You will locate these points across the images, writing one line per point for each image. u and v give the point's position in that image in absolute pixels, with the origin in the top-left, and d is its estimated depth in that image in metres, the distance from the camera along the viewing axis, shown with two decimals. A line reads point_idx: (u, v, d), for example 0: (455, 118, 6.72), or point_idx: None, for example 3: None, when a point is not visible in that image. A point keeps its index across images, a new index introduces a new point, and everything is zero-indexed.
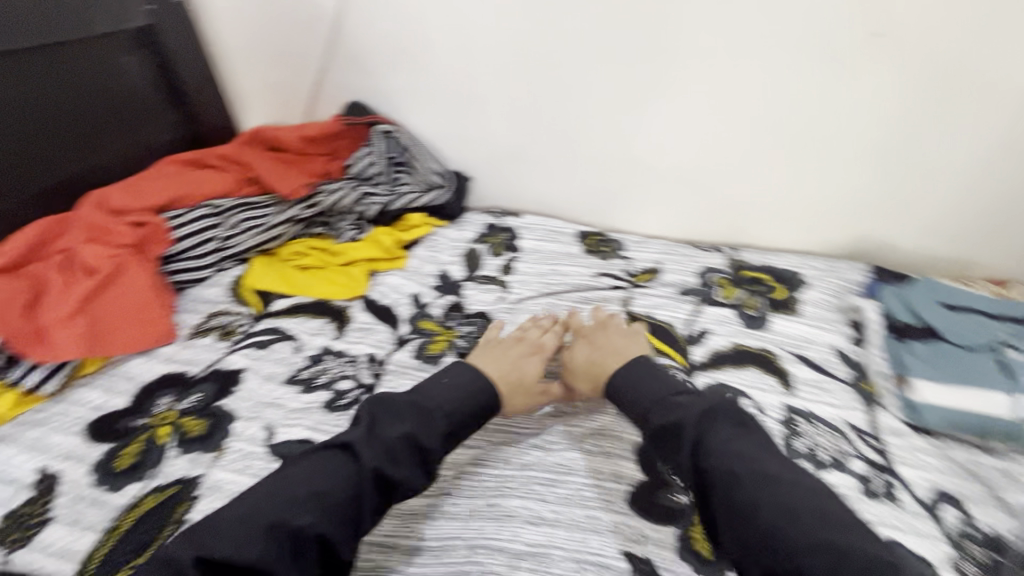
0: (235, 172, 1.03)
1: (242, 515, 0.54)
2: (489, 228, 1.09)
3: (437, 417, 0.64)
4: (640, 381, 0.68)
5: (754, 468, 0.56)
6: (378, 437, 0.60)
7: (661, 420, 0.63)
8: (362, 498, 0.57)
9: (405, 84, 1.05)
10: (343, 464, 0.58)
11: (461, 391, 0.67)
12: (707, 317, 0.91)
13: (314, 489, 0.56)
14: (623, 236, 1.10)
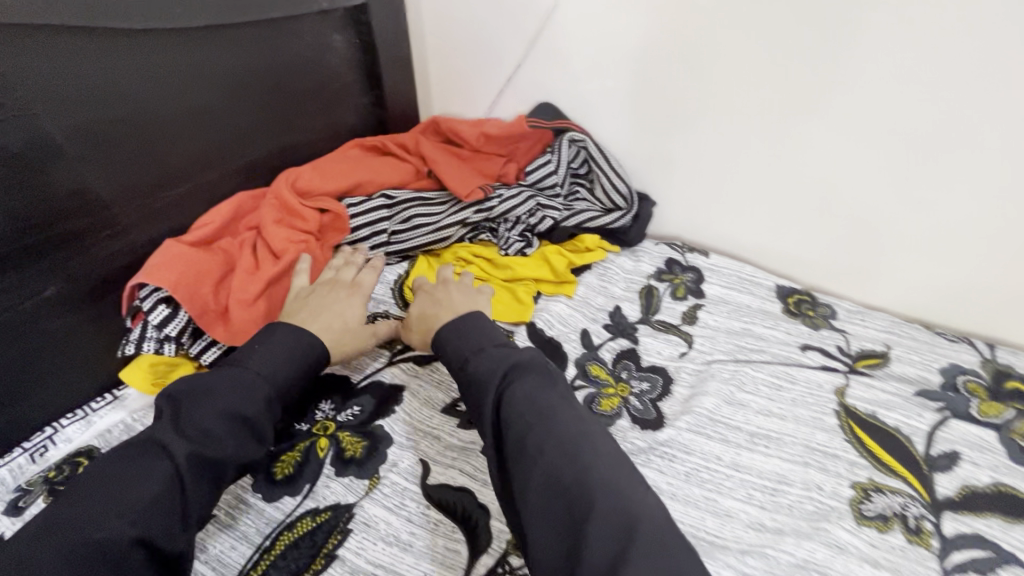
0: (413, 163, 0.99)
1: (79, 528, 0.45)
2: (670, 264, 0.95)
3: (255, 389, 0.57)
4: (458, 330, 0.63)
5: (531, 417, 0.52)
6: (188, 421, 0.52)
7: (473, 364, 0.59)
8: (183, 500, 0.50)
9: (604, 89, 0.93)
10: (155, 460, 0.50)
11: (287, 357, 0.62)
12: (958, 436, 0.70)
13: (124, 489, 0.48)
14: (834, 301, 0.90)
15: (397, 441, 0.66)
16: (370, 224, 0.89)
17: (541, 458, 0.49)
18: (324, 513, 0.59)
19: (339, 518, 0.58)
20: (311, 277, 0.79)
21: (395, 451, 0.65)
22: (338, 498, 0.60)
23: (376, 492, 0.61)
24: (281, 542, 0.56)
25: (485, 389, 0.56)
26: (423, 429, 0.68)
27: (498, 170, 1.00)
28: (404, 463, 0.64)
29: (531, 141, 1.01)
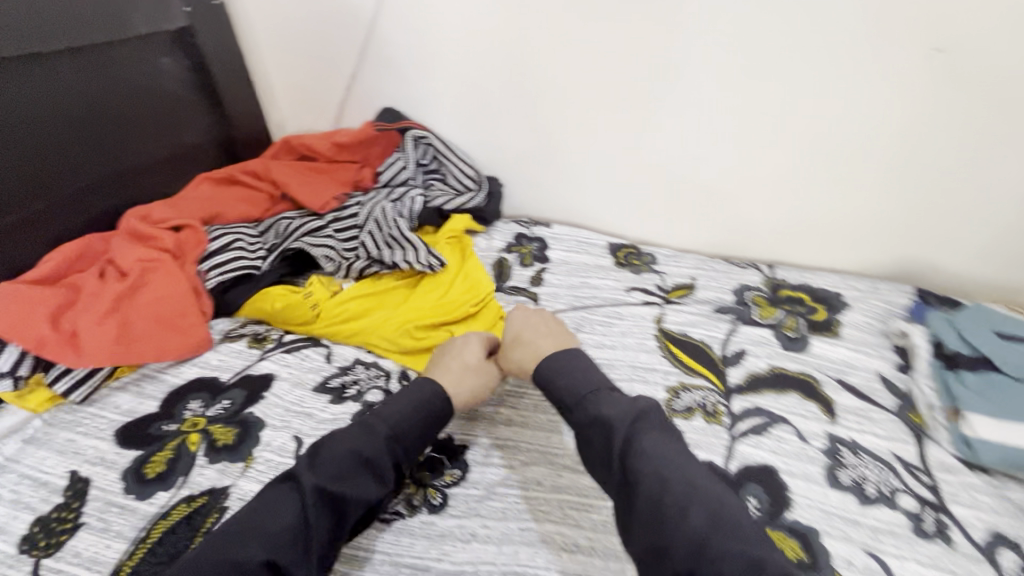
0: (266, 189, 1.03)
1: (230, 549, 0.51)
2: (519, 238, 1.07)
3: (379, 431, 0.61)
4: (572, 371, 0.65)
5: (663, 471, 0.53)
6: (322, 459, 0.58)
7: (591, 416, 0.60)
8: (311, 532, 0.54)
9: (435, 88, 1.02)
10: (290, 493, 0.56)
11: (405, 404, 0.65)
12: (745, 338, 0.88)
13: (264, 517, 0.54)
14: (655, 250, 1.07)
15: (270, 423, 0.71)
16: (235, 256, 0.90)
17: (678, 515, 0.50)
18: (200, 497, 0.63)
19: (215, 499, 0.63)
20: (161, 298, 0.81)
21: (268, 433, 0.70)
22: (213, 483, 0.64)
23: (250, 471, 0.66)
24: (157, 530, 0.59)
25: (605, 435, 0.58)
26: (295, 410, 0.73)
27: (354, 176, 1.06)
28: (277, 441, 0.69)
29: (382, 145, 1.08)
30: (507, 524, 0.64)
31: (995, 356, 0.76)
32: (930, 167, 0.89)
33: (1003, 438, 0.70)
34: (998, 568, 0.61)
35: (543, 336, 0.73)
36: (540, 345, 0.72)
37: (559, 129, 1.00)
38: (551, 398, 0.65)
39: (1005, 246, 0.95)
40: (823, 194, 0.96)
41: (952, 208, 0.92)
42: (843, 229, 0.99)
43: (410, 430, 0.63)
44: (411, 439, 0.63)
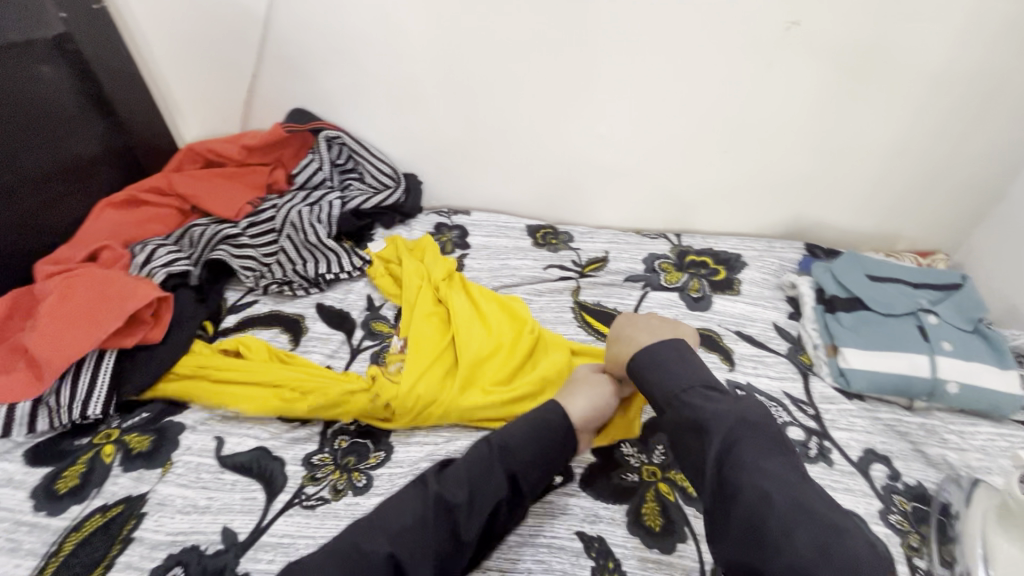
0: (172, 203, 1.00)
1: (358, 537, 0.53)
2: (439, 227, 1.09)
3: (547, 441, 0.61)
4: (665, 370, 0.60)
5: (766, 485, 0.50)
6: (465, 465, 0.58)
7: (687, 418, 0.56)
8: (427, 534, 0.53)
9: (341, 85, 1.01)
10: (416, 493, 0.56)
11: (548, 412, 0.63)
12: (654, 302, 0.94)
13: (392, 522, 0.53)
14: (571, 228, 1.12)
15: (189, 427, 0.71)
16: (166, 264, 0.87)
17: (781, 537, 0.47)
18: (114, 506, 0.62)
19: (132, 505, 0.63)
20: (101, 284, 0.77)
21: (186, 437, 0.70)
22: (129, 491, 0.64)
23: (169, 475, 0.66)
24: (70, 541, 0.59)
25: (701, 442, 0.54)
26: (214, 412, 0.74)
27: (266, 179, 1.06)
28: (196, 444, 0.69)
29: (293, 145, 1.07)
30: None
31: (865, 295, 0.85)
32: (806, 132, 0.97)
33: (873, 366, 0.79)
34: (870, 479, 0.70)
35: (664, 324, 0.69)
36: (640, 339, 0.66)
37: (468, 118, 1.02)
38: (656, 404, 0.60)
39: (879, 199, 1.05)
40: (719, 163, 1.03)
41: (832, 167, 1.01)
42: (740, 194, 1.07)
43: (526, 443, 0.60)
44: (548, 451, 0.61)
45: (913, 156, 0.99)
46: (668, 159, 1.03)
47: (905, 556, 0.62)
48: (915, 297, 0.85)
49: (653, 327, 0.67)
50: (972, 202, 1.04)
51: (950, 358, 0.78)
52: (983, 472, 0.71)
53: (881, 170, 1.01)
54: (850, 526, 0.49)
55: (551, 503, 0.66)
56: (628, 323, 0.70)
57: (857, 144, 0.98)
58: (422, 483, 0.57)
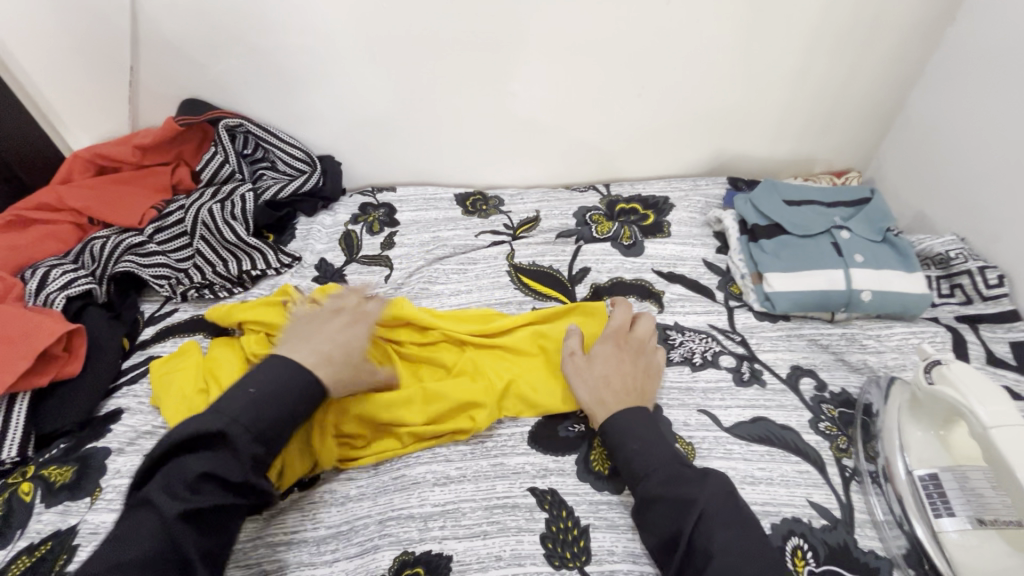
0: (68, 218, 0.91)
1: None
2: (363, 207, 1.05)
3: (241, 442, 0.52)
4: (646, 437, 0.60)
5: (738, 561, 0.50)
6: (177, 476, 0.50)
7: (664, 489, 0.56)
8: (179, 548, 0.48)
9: (233, 69, 0.94)
10: (147, 518, 0.48)
11: (270, 402, 0.54)
12: (589, 254, 0.94)
13: (115, 557, 0.46)
14: (500, 192, 1.11)
15: (115, 450, 0.68)
16: (63, 287, 0.79)
17: None
18: (41, 545, 0.59)
19: (62, 540, 0.59)
20: None
21: (113, 461, 0.67)
22: (57, 526, 0.61)
23: (99, 502, 0.62)
24: None
25: (680, 513, 0.54)
26: (142, 430, 0.70)
27: (170, 179, 0.99)
28: (126, 466, 0.66)
29: (194, 138, 1.01)
30: (382, 477, 0.66)
31: (784, 221, 0.88)
32: (717, 67, 0.98)
33: (794, 287, 0.82)
34: (800, 393, 0.73)
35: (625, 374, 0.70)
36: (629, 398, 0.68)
37: (381, 90, 0.97)
38: (625, 451, 0.60)
39: (793, 125, 1.08)
40: (637, 107, 1.02)
41: (746, 99, 1.03)
42: (663, 137, 1.08)
43: (276, 423, 0.54)
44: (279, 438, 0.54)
45: (819, 78, 1.01)
46: (587, 110, 1.02)
47: (834, 458, 0.66)
48: (829, 216, 0.89)
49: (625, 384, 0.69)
50: (877, 117, 1.08)
51: (862, 269, 0.82)
52: (898, 369, 0.77)
53: (792, 95, 1.03)
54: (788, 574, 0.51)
55: (501, 464, 0.67)
56: (614, 353, 0.70)
57: (766, 71, 0.99)
58: (155, 508, 0.49)
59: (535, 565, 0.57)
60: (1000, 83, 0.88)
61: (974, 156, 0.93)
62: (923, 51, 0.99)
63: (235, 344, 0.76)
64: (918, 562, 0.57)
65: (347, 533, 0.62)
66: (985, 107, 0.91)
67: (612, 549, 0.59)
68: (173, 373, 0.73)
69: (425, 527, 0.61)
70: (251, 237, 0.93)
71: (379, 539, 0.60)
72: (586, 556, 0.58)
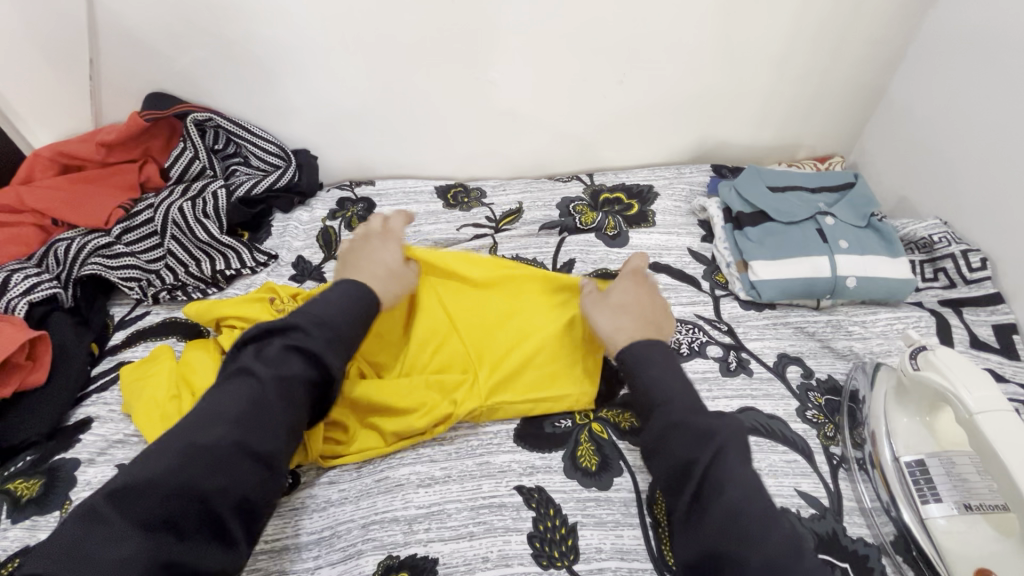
0: (30, 220, 0.87)
1: (192, 435, 0.49)
2: (342, 202, 1.02)
3: (324, 332, 0.56)
4: (669, 373, 0.59)
5: (753, 497, 0.50)
6: (265, 353, 0.55)
7: (685, 418, 0.55)
8: (272, 413, 0.52)
9: (200, 61, 0.91)
10: (245, 382, 0.53)
11: (344, 307, 0.59)
12: (573, 246, 0.92)
13: (220, 410, 0.50)
14: (482, 184, 1.08)
15: (85, 461, 0.65)
16: (25, 292, 0.76)
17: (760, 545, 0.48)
18: (8, 563, 0.56)
19: (29, 557, 0.57)
20: None
21: (83, 472, 0.64)
22: (24, 542, 0.58)
23: (68, 516, 0.60)
24: None
25: (699, 443, 0.53)
26: (113, 439, 0.68)
27: (138, 177, 0.95)
28: (97, 477, 0.63)
29: (161, 134, 0.97)
30: (365, 479, 0.65)
31: (768, 208, 0.87)
32: (699, 52, 0.96)
33: (779, 275, 0.81)
34: (787, 381, 0.73)
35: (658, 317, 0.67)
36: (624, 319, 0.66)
37: (356, 82, 0.94)
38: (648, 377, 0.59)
39: (776, 111, 1.07)
40: (618, 94, 1.00)
41: (729, 84, 1.01)
42: (646, 125, 1.06)
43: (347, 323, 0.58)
44: (354, 337, 0.58)
45: (801, 63, 1.00)
46: (568, 100, 1.00)
47: (822, 446, 0.66)
48: (813, 202, 0.88)
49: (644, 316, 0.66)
50: (861, 101, 1.07)
51: (847, 255, 0.82)
52: (883, 354, 0.77)
53: (775, 80, 1.02)
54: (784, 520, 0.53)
55: (487, 463, 0.65)
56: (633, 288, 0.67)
57: (748, 56, 0.98)
58: (251, 375, 0.53)
59: (522, 565, 0.56)
60: (979, 64, 0.88)
61: (952, 139, 0.94)
62: (904, 34, 0.98)
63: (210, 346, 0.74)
64: (906, 549, 0.57)
65: (329, 539, 0.60)
66: (964, 88, 0.91)
67: (600, 547, 0.58)
68: (143, 380, 0.70)
69: (409, 530, 0.59)
70: (225, 236, 0.90)
71: (363, 543, 0.59)
72: (575, 554, 0.57)
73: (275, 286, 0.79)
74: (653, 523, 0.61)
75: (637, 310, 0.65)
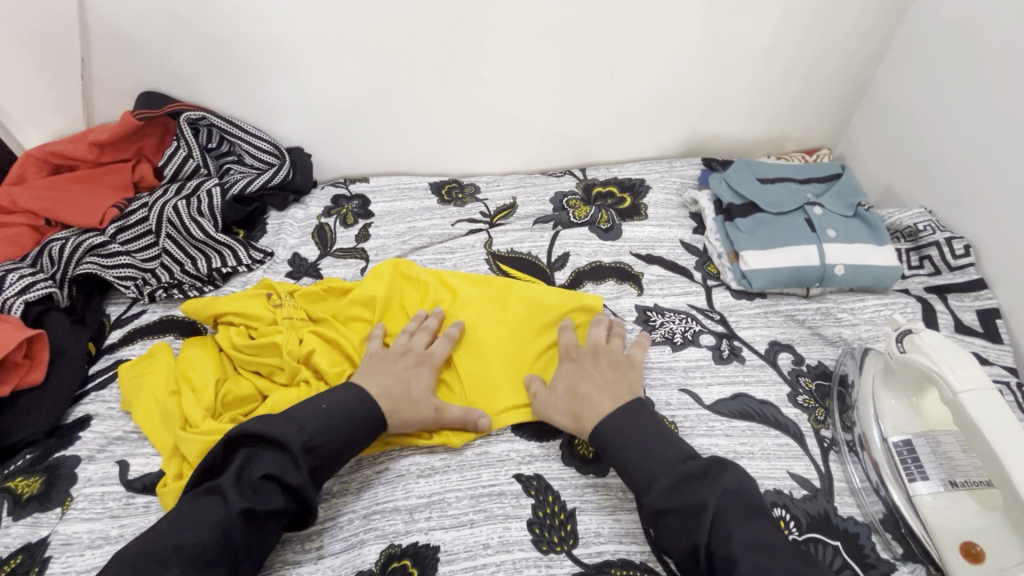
0: (22, 220, 0.87)
1: (143, 571, 0.48)
2: (336, 199, 1.02)
3: (303, 454, 0.57)
4: (648, 448, 0.58)
5: (760, 557, 0.49)
6: (243, 479, 0.55)
7: (671, 501, 0.54)
8: (232, 545, 0.51)
9: (193, 60, 0.91)
10: (213, 508, 0.53)
11: (337, 426, 0.60)
12: (567, 239, 0.93)
13: (179, 543, 0.50)
14: (476, 179, 1.09)
15: (85, 457, 0.65)
16: (20, 292, 0.76)
17: None
18: (10, 559, 0.56)
19: (31, 553, 0.57)
20: None
21: (84, 469, 0.64)
22: (26, 539, 0.58)
23: (70, 512, 0.60)
24: None
25: (694, 523, 0.53)
26: (113, 436, 0.68)
27: (131, 176, 0.95)
28: (98, 473, 0.64)
29: (154, 133, 0.97)
30: (364, 472, 0.66)
31: (757, 199, 0.89)
32: (688, 48, 0.97)
33: (770, 264, 0.83)
34: (778, 367, 0.74)
35: (614, 374, 0.67)
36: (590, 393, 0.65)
37: (349, 79, 0.95)
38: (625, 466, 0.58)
39: (764, 105, 1.08)
40: (611, 89, 1.02)
41: (718, 79, 1.03)
42: (637, 120, 1.07)
43: (336, 444, 0.59)
44: (334, 458, 0.59)
45: (788, 57, 1.02)
46: (560, 96, 1.01)
47: (813, 429, 0.67)
48: (801, 193, 0.90)
49: (602, 381, 0.66)
50: (846, 95, 1.09)
51: (835, 244, 0.83)
52: (871, 340, 0.78)
53: (763, 74, 1.03)
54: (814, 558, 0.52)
55: (486, 453, 0.66)
56: (574, 371, 0.68)
57: (737, 51, 0.99)
58: (223, 501, 0.53)
59: (523, 551, 0.57)
60: (960, 57, 0.90)
61: (934, 131, 0.96)
62: (888, 28, 1.00)
63: (208, 343, 0.74)
64: (895, 526, 0.59)
65: (331, 530, 0.61)
66: (946, 80, 0.93)
67: (598, 531, 0.59)
68: (142, 378, 0.70)
69: (411, 519, 0.60)
70: (220, 234, 0.90)
71: (365, 533, 0.59)
72: (574, 539, 0.59)
73: (272, 282, 0.80)
74: None
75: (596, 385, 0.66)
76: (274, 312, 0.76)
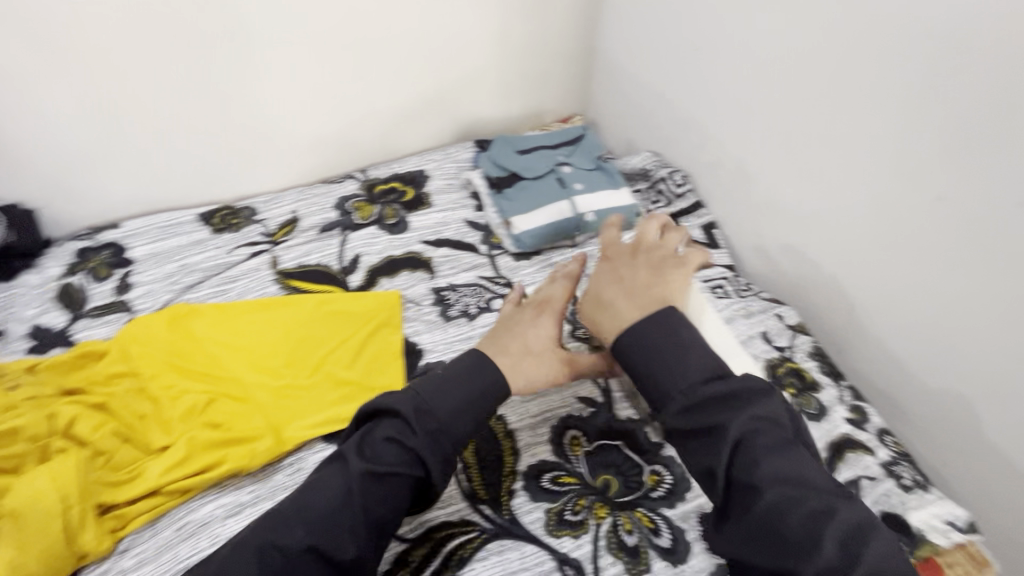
0: None
1: (270, 533, 0.51)
2: (82, 252, 0.90)
3: (425, 419, 0.57)
4: (666, 362, 0.57)
5: (786, 489, 0.50)
6: (369, 441, 0.56)
7: (683, 422, 0.55)
8: (352, 510, 0.52)
9: None
10: (339, 473, 0.55)
11: (460, 395, 0.59)
12: (356, 242, 0.93)
13: (308, 507, 0.52)
14: (252, 202, 1.03)
15: None
16: None
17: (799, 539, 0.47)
18: None
19: None
20: None
21: None
22: None
23: None
24: None
25: (712, 449, 0.53)
26: None
27: None
28: None
29: None
30: (167, 533, 0.62)
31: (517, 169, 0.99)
32: (425, 40, 1.03)
33: (533, 224, 0.93)
34: None
35: (648, 276, 0.66)
36: (615, 308, 0.64)
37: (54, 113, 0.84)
38: (629, 371, 0.60)
39: (515, 85, 1.19)
40: (364, 88, 1.03)
41: (463, 64, 1.10)
42: (403, 116, 1.11)
43: (450, 407, 0.58)
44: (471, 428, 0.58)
45: (517, 38, 1.13)
46: (316, 101, 1.00)
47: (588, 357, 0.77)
48: (552, 156, 1.01)
49: (640, 294, 0.63)
50: (581, 64, 1.24)
51: (582, 195, 0.96)
52: None
53: (501, 56, 1.14)
54: (851, 493, 0.52)
55: (300, 469, 0.67)
56: (609, 270, 0.68)
57: (471, 38, 1.08)
58: (346, 465, 0.55)
59: None
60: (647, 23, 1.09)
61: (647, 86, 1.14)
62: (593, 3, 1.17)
63: None
64: None
65: None
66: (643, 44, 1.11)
67: None
68: None
69: None
70: None
71: None
72: None
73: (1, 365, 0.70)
74: (464, 466, 0.66)
75: (627, 297, 0.64)
76: (9, 395, 0.66)
